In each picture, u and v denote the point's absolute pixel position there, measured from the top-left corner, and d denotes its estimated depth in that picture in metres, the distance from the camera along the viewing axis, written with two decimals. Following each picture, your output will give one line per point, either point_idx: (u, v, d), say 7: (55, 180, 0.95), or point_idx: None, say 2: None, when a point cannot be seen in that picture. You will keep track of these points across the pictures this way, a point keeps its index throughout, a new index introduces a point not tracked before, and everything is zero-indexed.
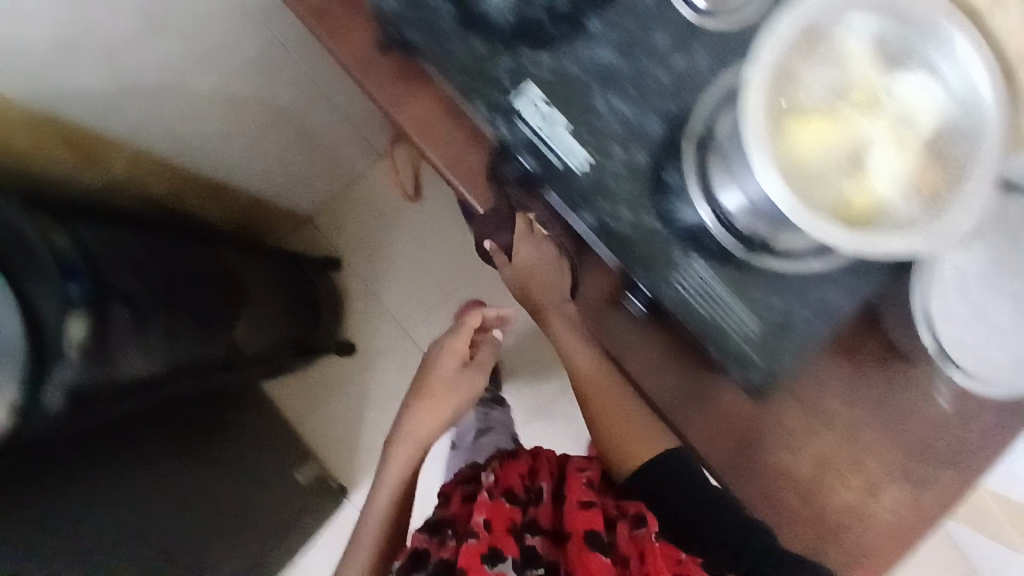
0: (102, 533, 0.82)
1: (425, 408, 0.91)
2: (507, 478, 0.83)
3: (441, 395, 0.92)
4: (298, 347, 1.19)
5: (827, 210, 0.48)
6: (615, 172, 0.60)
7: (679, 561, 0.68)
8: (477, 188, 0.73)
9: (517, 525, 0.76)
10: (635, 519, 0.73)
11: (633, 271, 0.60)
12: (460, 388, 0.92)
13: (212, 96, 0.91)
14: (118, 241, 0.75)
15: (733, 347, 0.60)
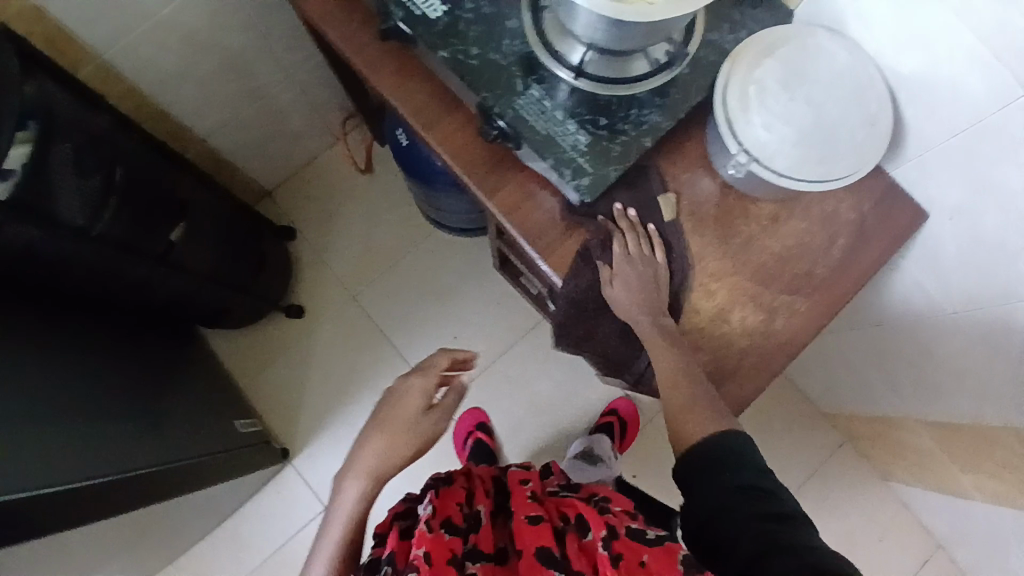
0: (85, 440, 0.86)
1: (386, 442, 0.84)
2: (445, 508, 0.74)
3: (404, 433, 0.84)
4: (245, 285, 1.28)
5: None
6: (469, 16, 0.74)
7: (640, 563, 0.65)
8: (400, 89, 0.80)
9: (457, 556, 0.68)
10: (581, 526, 0.70)
11: (480, 94, 0.72)
12: (424, 427, 0.86)
13: (203, 43, 1.07)
14: (97, 141, 0.89)
15: (563, 153, 0.71)
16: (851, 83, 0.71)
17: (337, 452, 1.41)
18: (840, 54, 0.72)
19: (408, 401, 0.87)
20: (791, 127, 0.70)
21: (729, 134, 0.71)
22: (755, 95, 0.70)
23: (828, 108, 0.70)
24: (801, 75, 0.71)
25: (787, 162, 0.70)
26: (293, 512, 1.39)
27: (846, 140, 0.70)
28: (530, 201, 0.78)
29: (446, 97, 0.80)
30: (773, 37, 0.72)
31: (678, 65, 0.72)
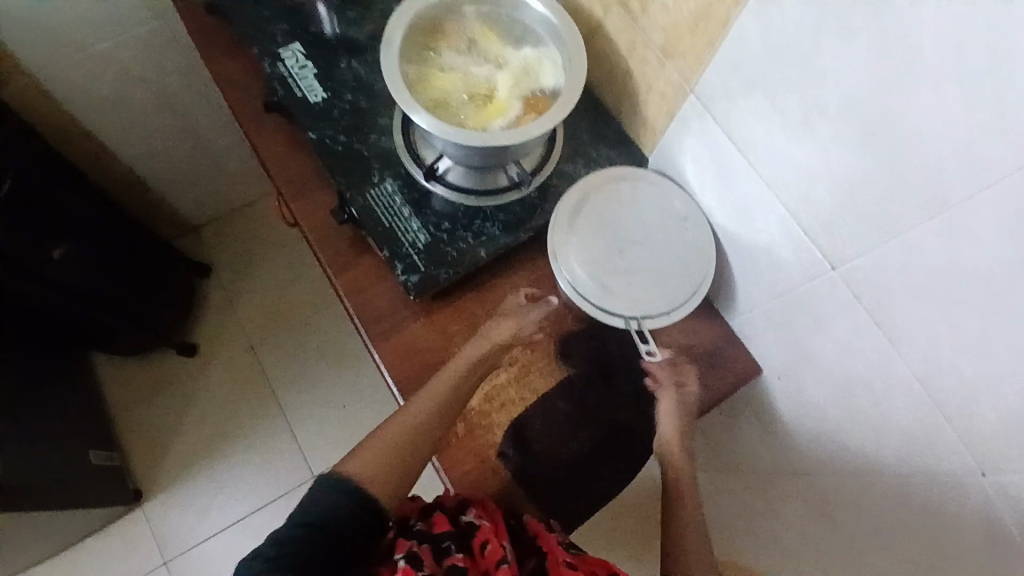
0: None
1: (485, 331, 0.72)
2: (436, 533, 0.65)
3: (506, 320, 0.72)
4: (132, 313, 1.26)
5: (451, 117, 0.67)
6: (344, 107, 0.78)
7: None
8: (274, 156, 0.82)
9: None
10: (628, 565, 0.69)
11: (336, 178, 0.75)
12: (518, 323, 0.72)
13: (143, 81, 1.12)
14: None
15: (399, 247, 0.73)
16: (667, 230, 0.75)
17: (193, 502, 1.34)
18: (659, 199, 0.76)
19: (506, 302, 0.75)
20: (609, 271, 0.74)
21: (608, 313, 0.72)
22: (601, 264, 0.74)
23: (654, 238, 0.75)
24: (619, 218, 0.76)
25: (665, 304, 0.73)
26: (127, 562, 1.30)
27: (689, 261, 0.74)
28: (375, 285, 0.78)
29: (318, 171, 0.82)
30: (572, 206, 0.76)
31: (523, 190, 0.77)
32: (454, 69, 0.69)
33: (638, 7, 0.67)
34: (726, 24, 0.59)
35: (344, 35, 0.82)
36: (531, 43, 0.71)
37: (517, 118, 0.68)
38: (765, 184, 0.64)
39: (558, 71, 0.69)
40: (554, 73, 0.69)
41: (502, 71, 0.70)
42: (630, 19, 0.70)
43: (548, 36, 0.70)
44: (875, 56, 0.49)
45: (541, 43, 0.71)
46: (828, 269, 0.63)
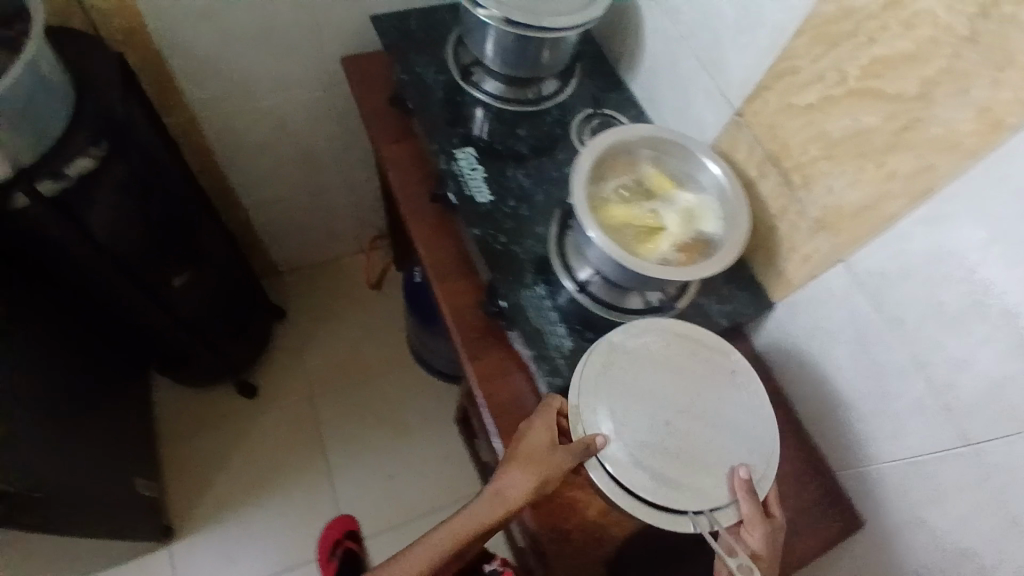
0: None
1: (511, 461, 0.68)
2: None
3: (540, 463, 0.67)
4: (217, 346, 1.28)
5: (618, 241, 0.74)
6: (508, 212, 0.85)
7: None
8: (427, 239, 0.89)
9: None
10: None
11: (493, 273, 0.81)
12: (551, 462, 0.67)
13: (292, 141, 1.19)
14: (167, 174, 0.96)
15: (546, 349, 0.77)
16: (729, 412, 0.75)
17: (218, 547, 1.30)
18: (704, 359, 0.77)
19: (533, 435, 0.69)
20: (660, 451, 0.70)
21: (677, 510, 0.68)
22: (657, 454, 0.70)
23: (695, 406, 0.74)
24: (666, 389, 0.74)
25: (728, 487, 0.70)
26: None
27: (735, 435, 0.73)
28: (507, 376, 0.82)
29: (466, 260, 0.89)
30: (609, 378, 0.74)
31: (663, 315, 0.82)
32: (624, 202, 0.77)
33: (802, 180, 0.76)
34: (890, 220, 0.67)
35: (513, 148, 0.91)
36: (693, 188, 0.78)
37: (676, 255, 0.75)
38: (905, 361, 0.70)
39: (715, 217, 0.76)
40: (711, 218, 0.76)
41: (667, 209, 0.77)
42: (789, 189, 0.78)
43: (709, 184, 0.78)
44: None
45: (701, 189, 0.78)
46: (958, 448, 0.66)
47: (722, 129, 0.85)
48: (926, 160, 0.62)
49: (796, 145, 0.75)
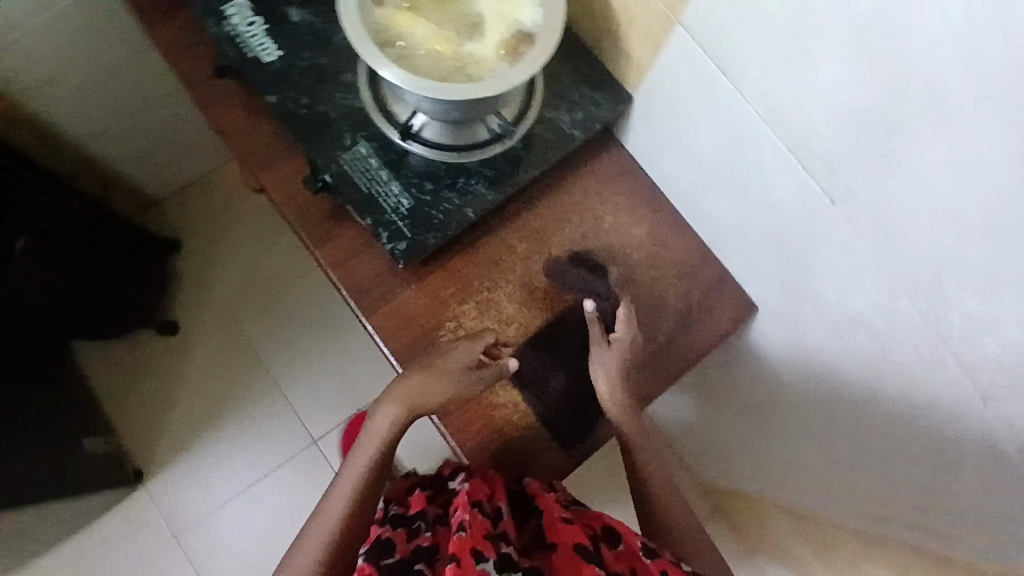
0: None
1: (418, 384, 0.69)
2: (473, 493, 0.68)
3: (438, 381, 0.69)
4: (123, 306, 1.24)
5: (419, 72, 0.62)
6: (304, 61, 0.72)
7: None
8: (251, 143, 0.74)
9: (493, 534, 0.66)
10: (612, 535, 0.69)
11: (305, 143, 0.70)
12: (461, 385, 0.69)
13: (66, 35, 0.98)
14: None
15: (380, 211, 0.69)
16: None
17: (196, 480, 1.33)
18: None
19: (452, 355, 0.70)
20: None
21: None
22: None
23: None
24: None
25: None
26: (126, 548, 1.30)
27: None
28: (359, 254, 0.74)
29: (292, 155, 0.74)
30: None
31: (494, 148, 0.72)
32: (446, 46, 0.64)
33: None
34: None
35: None
36: None
37: (529, 45, 0.64)
38: (762, 119, 0.61)
39: (535, 6, 0.64)
40: (529, 6, 0.64)
41: (473, 34, 0.65)
42: None
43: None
44: None
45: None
46: (829, 203, 0.61)
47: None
48: None
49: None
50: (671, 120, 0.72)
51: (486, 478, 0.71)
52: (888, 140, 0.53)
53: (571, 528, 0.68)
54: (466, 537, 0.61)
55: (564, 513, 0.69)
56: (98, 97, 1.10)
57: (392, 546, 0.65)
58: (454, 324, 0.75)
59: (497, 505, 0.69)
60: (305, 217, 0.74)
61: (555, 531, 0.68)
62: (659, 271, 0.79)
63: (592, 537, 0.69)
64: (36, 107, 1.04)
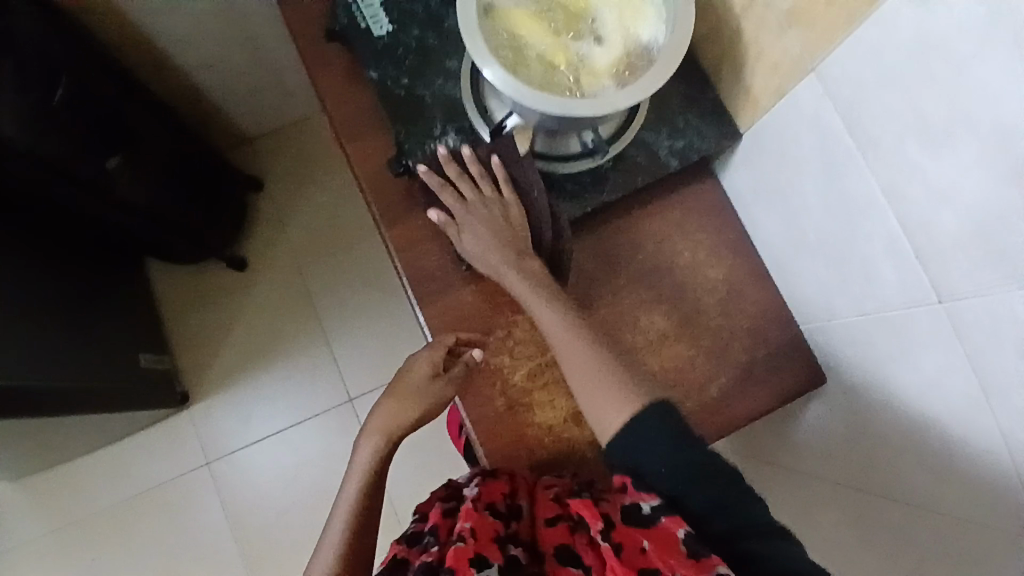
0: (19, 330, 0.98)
1: (391, 404, 0.72)
2: (489, 495, 0.66)
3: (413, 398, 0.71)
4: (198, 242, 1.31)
5: (525, 78, 0.59)
6: (412, 40, 0.70)
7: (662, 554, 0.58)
8: (344, 112, 0.74)
9: (502, 537, 0.64)
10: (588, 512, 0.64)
11: (396, 125, 0.69)
12: (428, 396, 0.71)
13: None
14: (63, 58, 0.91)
15: (454, 207, 0.69)
16: None
17: (235, 411, 1.42)
18: None
19: (417, 366, 0.72)
20: None
21: None
22: None
23: None
24: None
25: None
26: (164, 459, 1.41)
27: None
28: (429, 243, 0.74)
29: (381, 131, 0.74)
30: None
31: (582, 163, 0.69)
32: (556, 51, 0.60)
33: None
34: (872, 4, 0.49)
35: None
36: None
37: (644, 66, 0.60)
38: (879, 192, 0.56)
39: (659, 23, 0.60)
40: (653, 22, 0.60)
41: (588, 42, 0.60)
42: None
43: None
44: None
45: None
46: (934, 303, 0.55)
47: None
48: None
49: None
50: (778, 168, 0.67)
51: (511, 477, 0.69)
52: (1008, 256, 0.46)
53: (554, 529, 0.64)
54: (466, 547, 0.61)
55: (552, 507, 0.66)
56: (214, 42, 1.14)
57: (408, 564, 0.65)
58: (505, 331, 0.74)
59: (513, 503, 0.67)
60: (382, 196, 0.74)
61: (544, 536, 0.65)
62: (724, 320, 0.76)
63: (575, 526, 0.65)
64: (157, 44, 1.09)
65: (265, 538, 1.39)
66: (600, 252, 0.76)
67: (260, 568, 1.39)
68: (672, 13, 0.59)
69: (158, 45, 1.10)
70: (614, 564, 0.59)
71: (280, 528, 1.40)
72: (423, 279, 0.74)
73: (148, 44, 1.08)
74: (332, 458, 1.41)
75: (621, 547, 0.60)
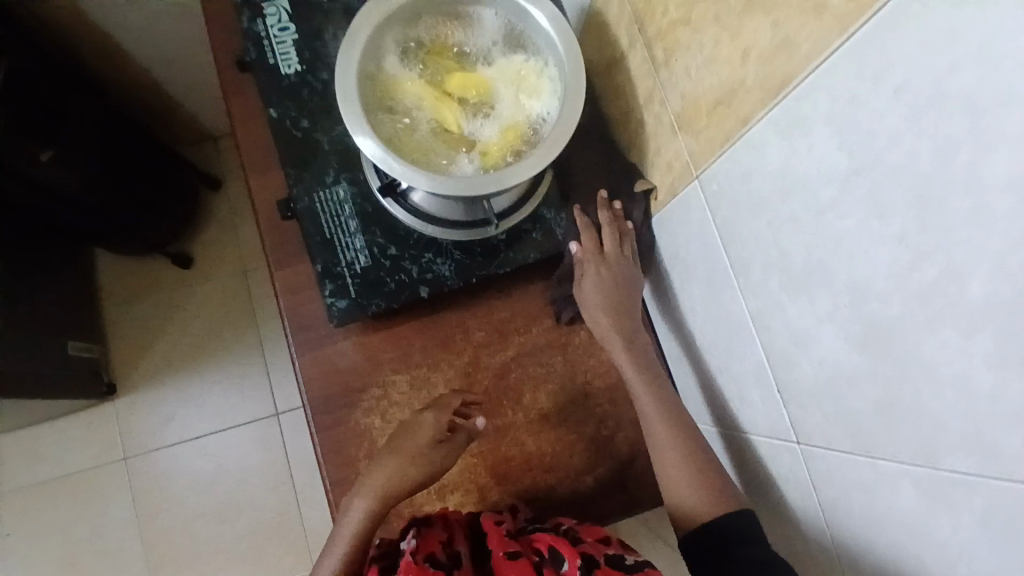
0: None
1: (393, 467, 0.64)
2: (426, 545, 0.61)
3: (414, 467, 0.64)
4: (145, 238, 1.29)
5: (405, 150, 0.56)
6: (319, 84, 0.68)
7: None
8: (245, 144, 0.71)
9: None
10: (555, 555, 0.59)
11: (288, 168, 0.67)
12: (434, 462, 0.65)
13: None
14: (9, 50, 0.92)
15: (334, 260, 0.66)
16: None
17: (160, 409, 1.40)
18: None
19: (419, 428, 0.65)
20: None
21: None
22: None
23: None
24: None
25: None
26: (81, 450, 1.39)
27: None
28: (311, 292, 0.71)
29: (279, 169, 0.71)
30: None
31: (474, 231, 0.67)
32: (441, 124, 0.57)
33: (663, 57, 0.53)
34: (744, 123, 0.45)
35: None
36: (523, 52, 0.60)
37: (531, 147, 0.57)
38: (748, 317, 0.52)
39: (552, 101, 0.58)
40: (548, 99, 0.58)
41: (475, 118, 0.58)
42: (653, 70, 0.56)
43: (550, 52, 0.58)
44: (907, 273, 0.35)
45: (541, 60, 0.59)
46: (793, 442, 0.52)
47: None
48: (783, 32, 0.39)
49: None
50: (674, 266, 0.64)
51: (446, 524, 0.65)
52: (856, 420, 0.43)
53: (515, 565, 0.59)
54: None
55: (510, 544, 0.61)
56: (176, 46, 1.13)
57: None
58: (381, 392, 0.71)
59: (455, 551, 0.62)
60: (272, 236, 0.71)
61: (500, 571, 0.59)
62: (611, 408, 0.73)
63: (541, 563, 0.59)
64: (117, 43, 1.08)
65: (173, 546, 1.36)
66: (492, 321, 0.73)
67: None
68: (566, 91, 0.56)
69: (118, 44, 1.09)
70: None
71: (186, 537, 1.37)
72: (304, 327, 0.70)
73: (107, 42, 1.08)
74: (251, 470, 1.39)
75: None
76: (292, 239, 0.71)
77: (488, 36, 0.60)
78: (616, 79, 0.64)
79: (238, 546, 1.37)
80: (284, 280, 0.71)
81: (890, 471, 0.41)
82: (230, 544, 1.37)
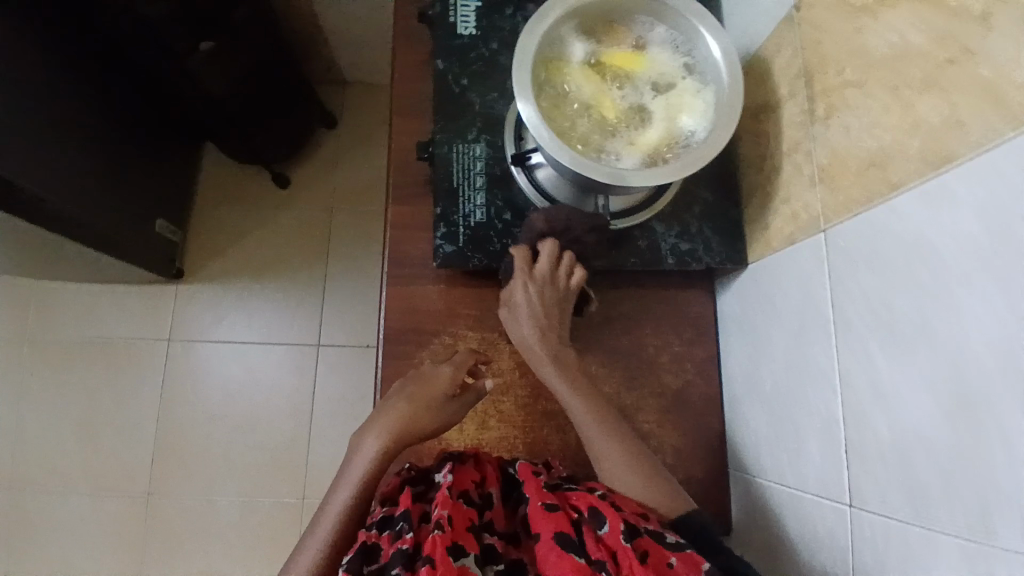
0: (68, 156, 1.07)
1: (407, 409, 0.65)
2: (458, 481, 0.63)
3: (427, 415, 0.65)
4: (257, 149, 1.38)
5: (555, 124, 0.60)
6: (488, 52, 0.74)
7: (668, 565, 0.55)
8: (403, 85, 0.77)
9: (474, 528, 0.60)
10: (595, 516, 0.58)
11: (439, 116, 0.72)
12: (447, 411, 0.67)
13: None
14: None
15: (453, 208, 0.70)
16: None
17: (214, 308, 1.47)
18: None
19: (435, 380, 0.67)
20: None
21: None
22: None
23: None
24: None
25: None
26: (132, 321, 1.47)
27: None
28: (419, 233, 0.75)
29: (424, 116, 0.77)
30: None
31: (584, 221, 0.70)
32: (594, 110, 0.61)
33: (823, 111, 0.56)
34: (893, 188, 0.47)
35: None
36: (686, 70, 0.63)
37: (671, 156, 0.60)
38: (835, 372, 0.54)
39: (702, 122, 0.61)
40: (696, 118, 0.61)
41: (627, 114, 0.62)
42: (806, 122, 0.59)
43: (712, 79, 0.62)
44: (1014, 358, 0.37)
45: (701, 82, 0.62)
46: (843, 502, 0.53)
47: (773, 27, 0.65)
48: (958, 112, 0.42)
49: (833, 57, 0.55)
50: (764, 309, 0.66)
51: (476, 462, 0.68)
52: (920, 488, 0.44)
53: (552, 516, 0.58)
54: (443, 535, 0.55)
55: (550, 497, 0.61)
56: None
57: (378, 553, 0.58)
58: (449, 341, 0.74)
59: (484, 491, 0.65)
60: (400, 174, 0.76)
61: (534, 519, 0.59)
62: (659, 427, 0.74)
63: (580, 520, 0.58)
64: None
65: (185, 436, 1.42)
66: None
67: (165, 462, 1.41)
68: (719, 117, 0.60)
69: None
70: (635, 565, 0.53)
71: (198, 432, 1.43)
72: (401, 262, 0.75)
73: None
74: (276, 390, 1.45)
75: (645, 553, 0.56)
76: (417, 181, 0.76)
77: (658, 47, 0.64)
78: (763, 125, 0.67)
79: (241, 454, 1.42)
80: (399, 215, 0.75)
81: (940, 543, 0.42)
82: (235, 452, 1.42)
